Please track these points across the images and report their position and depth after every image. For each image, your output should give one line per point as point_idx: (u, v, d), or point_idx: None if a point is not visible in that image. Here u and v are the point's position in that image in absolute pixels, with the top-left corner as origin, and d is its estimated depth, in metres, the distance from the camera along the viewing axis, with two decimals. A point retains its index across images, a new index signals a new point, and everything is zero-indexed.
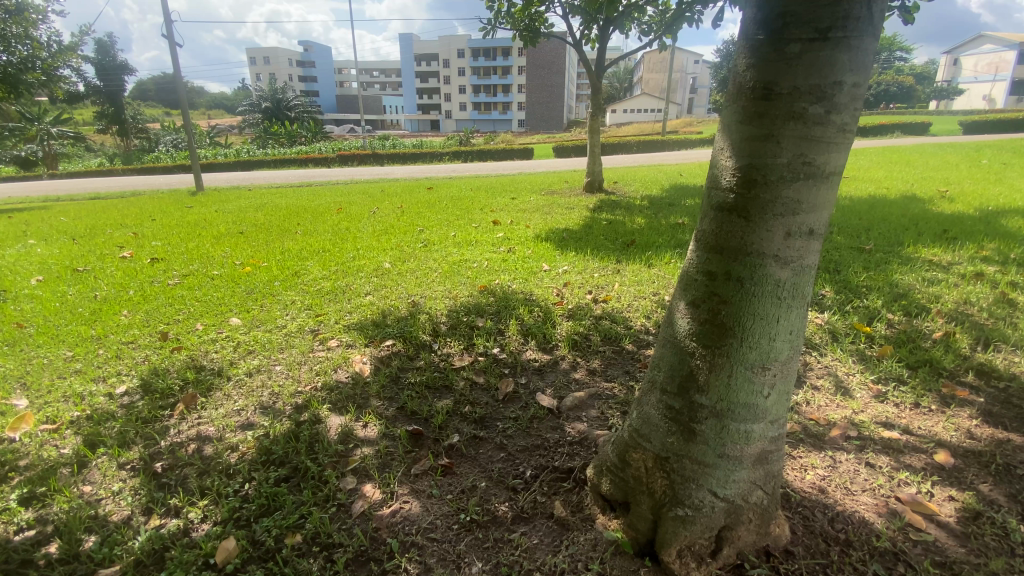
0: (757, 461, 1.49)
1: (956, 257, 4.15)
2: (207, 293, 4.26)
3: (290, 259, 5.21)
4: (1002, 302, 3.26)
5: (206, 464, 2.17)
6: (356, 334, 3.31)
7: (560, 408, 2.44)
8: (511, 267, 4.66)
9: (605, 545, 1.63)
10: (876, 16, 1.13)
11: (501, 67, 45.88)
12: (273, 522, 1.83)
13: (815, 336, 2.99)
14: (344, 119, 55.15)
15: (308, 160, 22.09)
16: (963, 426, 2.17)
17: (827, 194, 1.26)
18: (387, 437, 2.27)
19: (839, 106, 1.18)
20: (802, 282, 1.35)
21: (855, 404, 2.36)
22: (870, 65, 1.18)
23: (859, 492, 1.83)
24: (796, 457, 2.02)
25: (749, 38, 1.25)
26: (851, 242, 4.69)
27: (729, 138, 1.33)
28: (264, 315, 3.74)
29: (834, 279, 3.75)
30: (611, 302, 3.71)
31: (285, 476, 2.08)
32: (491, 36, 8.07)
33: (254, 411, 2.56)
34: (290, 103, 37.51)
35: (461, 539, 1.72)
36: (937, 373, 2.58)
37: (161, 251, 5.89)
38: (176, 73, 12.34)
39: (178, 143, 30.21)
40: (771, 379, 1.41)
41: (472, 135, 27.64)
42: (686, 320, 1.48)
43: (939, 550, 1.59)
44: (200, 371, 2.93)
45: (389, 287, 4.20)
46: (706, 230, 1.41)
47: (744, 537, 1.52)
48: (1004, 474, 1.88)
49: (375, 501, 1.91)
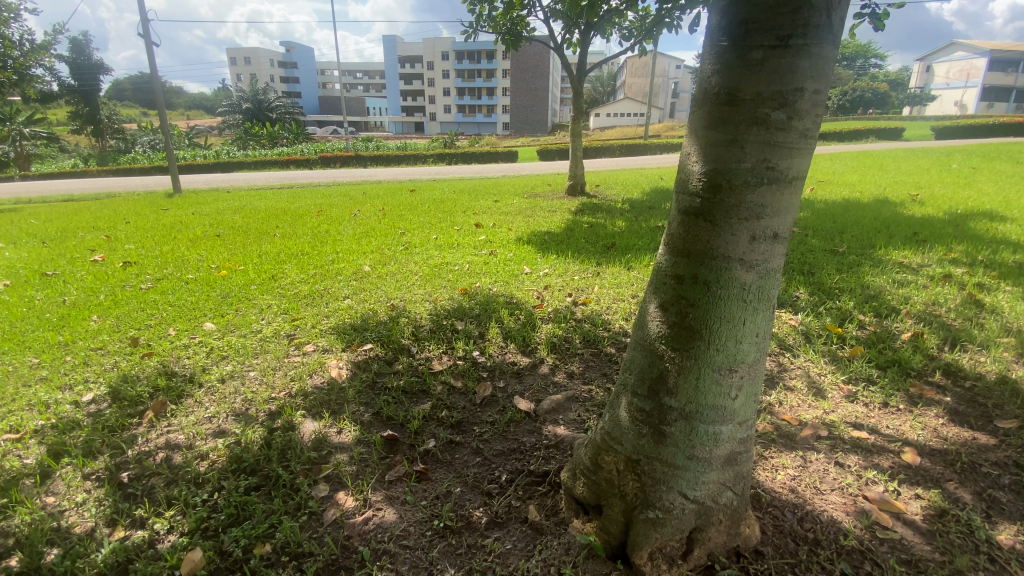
0: (727, 462, 1.50)
1: (926, 260, 4.26)
2: (180, 297, 4.16)
3: (267, 262, 5.13)
4: (969, 303, 3.36)
5: (174, 474, 2.11)
6: (334, 339, 3.27)
7: (537, 412, 2.44)
8: (492, 270, 4.64)
9: (578, 548, 1.63)
10: (835, 23, 1.16)
11: (485, 70, 45.95)
12: (242, 532, 1.79)
13: (789, 337, 3.04)
14: (327, 121, 54.58)
15: (289, 161, 21.84)
16: (929, 425, 2.22)
17: (790, 199, 1.28)
18: (362, 444, 2.24)
19: (801, 112, 1.20)
20: (767, 285, 1.36)
21: (826, 404, 2.40)
22: (831, 71, 1.21)
23: (828, 492, 1.86)
24: (768, 458, 2.05)
25: (713, 44, 1.27)
26: (826, 245, 4.79)
27: (696, 144, 1.34)
28: (239, 320, 3.67)
29: (809, 281, 3.82)
30: (590, 304, 3.73)
31: (255, 485, 2.04)
32: (473, 39, 8.07)
33: (226, 418, 2.50)
34: (272, 104, 37.12)
35: (434, 546, 1.71)
36: (905, 373, 2.64)
37: (134, 254, 5.75)
38: (153, 74, 12.08)
39: (155, 145, 29.55)
40: (738, 381, 1.43)
41: (456, 139, 27.63)
42: (656, 323, 1.49)
43: (905, 548, 1.62)
44: (171, 378, 2.86)
45: (368, 291, 4.16)
46: (674, 234, 1.42)
47: (714, 538, 1.54)
48: (968, 472, 1.93)
49: (348, 509, 1.89)
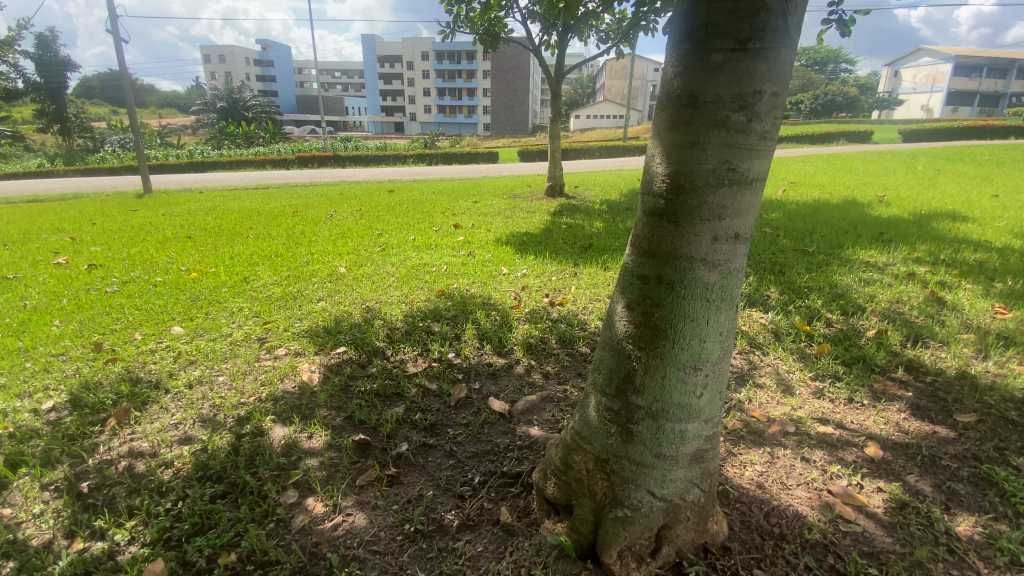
0: (694, 459, 1.52)
1: (891, 258, 4.40)
2: (148, 301, 4.06)
3: (240, 264, 5.01)
4: (931, 301, 3.47)
5: (137, 482, 2.05)
6: (306, 342, 3.21)
7: (511, 413, 2.43)
8: (470, 271, 4.63)
9: (549, 549, 1.63)
10: (792, 28, 1.18)
11: (465, 70, 45.84)
12: (206, 541, 1.74)
13: (759, 336, 3.09)
14: (305, 120, 53.72)
15: (264, 161, 21.40)
16: (892, 420, 2.29)
17: (750, 201, 1.31)
18: (333, 448, 2.20)
19: (760, 115, 1.22)
20: (729, 285, 1.38)
21: (794, 401, 2.45)
22: (788, 76, 1.23)
23: (794, 487, 1.90)
24: (737, 455, 2.08)
25: (675, 47, 1.28)
26: (797, 245, 4.90)
27: (660, 146, 1.36)
28: (209, 323, 3.59)
29: (780, 280, 3.90)
30: (566, 305, 3.74)
31: (221, 493, 1.99)
32: (450, 40, 8.02)
33: (193, 424, 2.43)
34: (248, 103, 36.63)
35: (405, 551, 1.69)
36: (870, 369, 2.71)
37: (100, 256, 5.57)
38: (122, 71, 11.77)
39: (125, 144, 28.77)
40: (702, 379, 1.44)
41: (437, 139, 27.50)
42: (624, 323, 1.49)
43: (867, 541, 1.66)
44: (135, 384, 2.77)
45: (343, 293, 4.10)
46: (639, 235, 1.43)
47: (682, 535, 1.56)
48: (929, 465, 1.99)
49: (317, 515, 1.85)
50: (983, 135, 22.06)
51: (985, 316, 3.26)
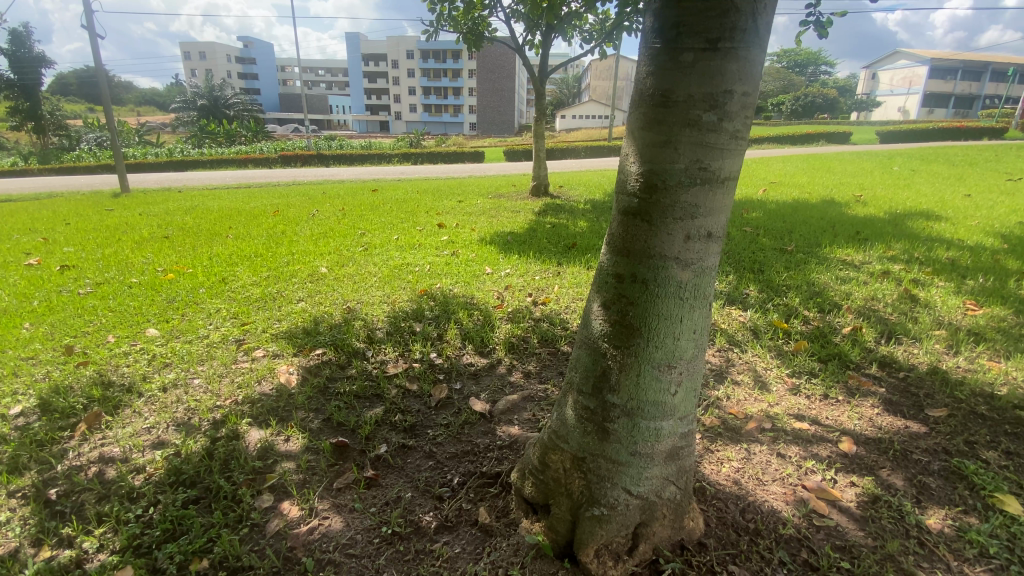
0: (669, 456, 1.53)
1: (866, 257, 4.48)
2: (122, 302, 3.97)
3: (218, 265, 4.90)
4: (905, 298, 3.54)
5: (107, 489, 2.00)
6: (284, 343, 3.16)
7: (491, 413, 2.42)
8: (453, 271, 4.61)
9: (527, 549, 1.63)
10: (761, 28, 1.19)
11: (451, 70, 45.69)
12: (177, 548, 1.70)
13: (737, 333, 3.12)
14: (288, 119, 53.04)
15: (247, 160, 21.10)
16: (866, 415, 2.33)
17: (722, 199, 1.31)
18: (310, 451, 2.17)
19: (730, 114, 1.23)
20: (702, 283, 1.39)
21: (770, 397, 2.48)
22: (758, 76, 1.24)
23: (769, 483, 1.92)
24: (714, 452, 2.10)
25: (647, 47, 1.29)
26: (776, 243, 4.96)
27: (633, 145, 1.36)
28: (185, 325, 3.51)
29: (759, 279, 3.94)
30: (549, 304, 3.75)
31: (194, 498, 1.94)
32: (433, 38, 7.97)
33: (166, 428, 2.38)
34: (229, 101, 36.11)
35: (381, 553, 1.67)
36: (845, 366, 2.76)
37: (72, 257, 5.42)
38: (98, 68, 11.50)
39: (102, 142, 28.11)
40: (677, 377, 1.45)
41: (422, 139, 27.36)
42: (599, 321, 1.50)
43: (839, 535, 1.69)
44: (107, 388, 2.70)
45: (324, 294, 4.05)
46: (614, 234, 1.43)
47: (659, 532, 1.57)
48: (901, 460, 2.03)
49: (292, 519, 1.82)
50: (958, 136, 22.60)
51: (957, 313, 3.34)
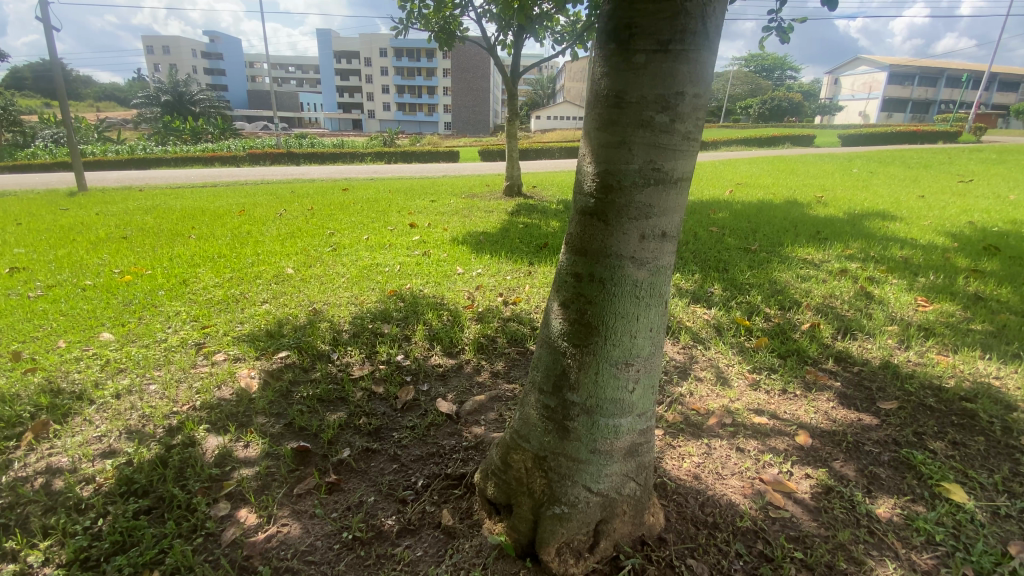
0: (628, 453, 1.55)
1: (826, 256, 4.63)
2: (75, 305, 3.80)
3: (179, 266, 4.75)
4: (861, 295, 3.68)
5: (54, 500, 1.90)
6: (247, 346, 3.08)
7: (458, 413, 2.41)
8: (424, 271, 4.57)
9: (489, 549, 1.63)
10: (711, 31, 1.20)
11: (425, 69, 45.36)
12: (127, 561, 1.64)
13: (702, 331, 3.18)
14: (256, 116, 51.66)
15: (214, 159, 20.54)
16: (822, 409, 2.40)
17: (676, 200, 1.34)
18: (270, 457, 2.12)
19: (682, 115, 1.25)
20: (658, 282, 1.41)
21: (731, 393, 2.54)
22: (708, 78, 1.26)
23: (728, 477, 1.97)
24: (675, 447, 2.14)
25: (601, 48, 1.30)
26: (741, 243, 5.09)
27: (590, 145, 1.37)
28: (142, 329, 3.39)
29: (723, 277, 4.03)
30: (520, 303, 3.76)
31: (146, 508, 1.87)
32: (404, 36, 7.90)
33: (119, 436, 2.29)
34: (195, 97, 35.00)
35: (342, 559, 1.64)
36: (803, 361, 2.84)
37: (23, 259, 5.17)
38: (54, 61, 11.02)
39: (58, 138, 26.88)
40: (634, 374, 1.47)
41: (395, 138, 27.08)
42: (559, 320, 1.51)
43: (794, 526, 1.74)
44: (57, 396, 2.58)
45: (289, 295, 3.96)
46: (572, 234, 1.45)
47: (619, 529, 1.58)
48: (853, 451, 2.10)
49: (249, 527, 1.78)
50: (913, 140, 23.61)
51: (909, 308, 3.48)
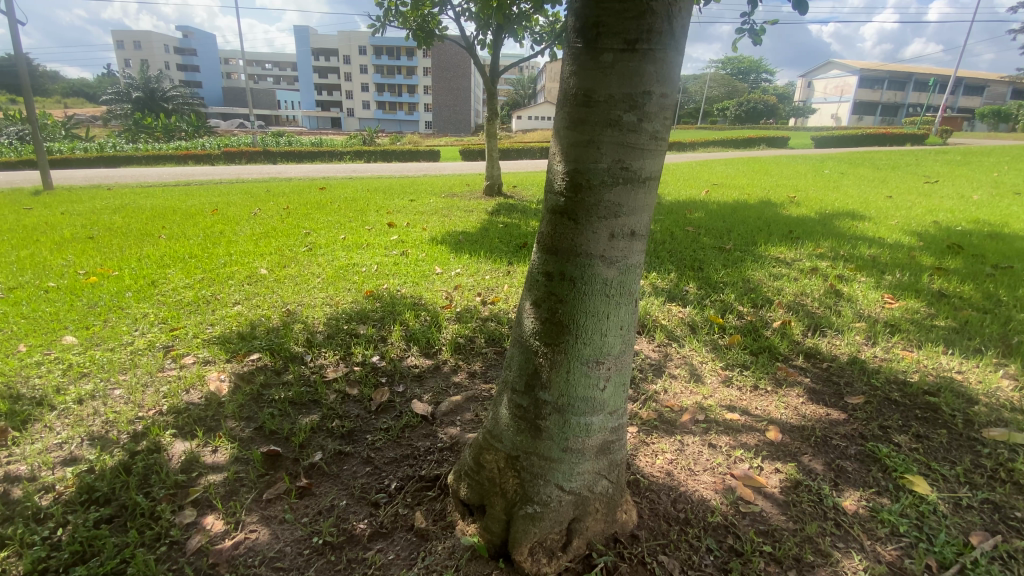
0: (600, 451, 1.55)
1: (797, 254, 4.73)
2: (37, 308, 3.66)
3: (148, 266, 4.63)
4: (830, 293, 3.77)
5: (10, 510, 1.83)
6: (217, 349, 3.01)
7: (434, 414, 2.40)
8: (401, 271, 4.52)
9: (462, 551, 1.62)
10: (677, 30, 1.21)
11: (405, 67, 45.02)
12: (86, 571, 1.58)
13: (677, 329, 3.22)
14: (231, 114, 50.54)
15: (186, 156, 20.01)
16: (791, 405, 2.45)
17: (644, 199, 1.34)
18: (239, 462, 2.07)
19: (649, 115, 1.25)
20: (628, 280, 1.42)
21: (705, 390, 2.57)
22: (675, 77, 1.27)
23: (700, 473, 1.99)
24: (649, 444, 2.16)
25: (570, 46, 1.30)
26: (716, 242, 5.16)
27: (559, 144, 1.37)
28: (107, 332, 3.28)
29: (698, 276, 4.09)
30: (498, 303, 3.75)
31: (108, 517, 1.81)
32: (381, 34, 7.80)
33: (81, 442, 2.21)
34: (167, 94, 34.08)
35: (312, 565, 1.61)
36: (774, 357, 2.90)
37: None
38: (18, 56, 10.63)
39: (24, 136, 25.93)
40: (605, 372, 1.48)
41: (374, 137, 26.78)
42: (531, 319, 1.50)
43: (763, 520, 1.77)
44: (15, 402, 2.48)
45: (261, 296, 3.89)
46: (544, 233, 1.45)
47: (592, 527, 1.59)
48: (821, 445, 2.15)
49: (216, 534, 1.74)
50: (882, 143, 24.32)
51: (876, 306, 3.58)
